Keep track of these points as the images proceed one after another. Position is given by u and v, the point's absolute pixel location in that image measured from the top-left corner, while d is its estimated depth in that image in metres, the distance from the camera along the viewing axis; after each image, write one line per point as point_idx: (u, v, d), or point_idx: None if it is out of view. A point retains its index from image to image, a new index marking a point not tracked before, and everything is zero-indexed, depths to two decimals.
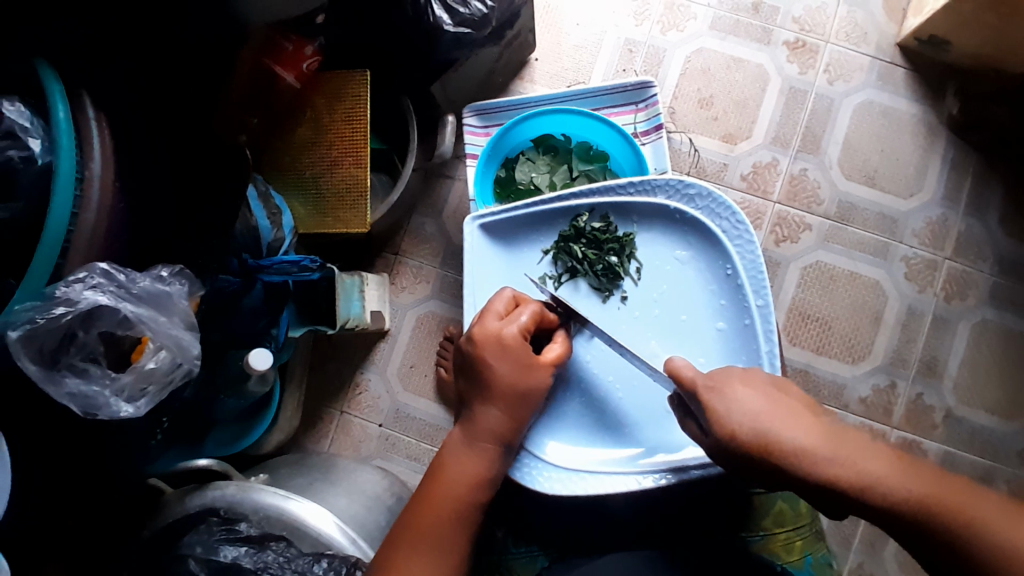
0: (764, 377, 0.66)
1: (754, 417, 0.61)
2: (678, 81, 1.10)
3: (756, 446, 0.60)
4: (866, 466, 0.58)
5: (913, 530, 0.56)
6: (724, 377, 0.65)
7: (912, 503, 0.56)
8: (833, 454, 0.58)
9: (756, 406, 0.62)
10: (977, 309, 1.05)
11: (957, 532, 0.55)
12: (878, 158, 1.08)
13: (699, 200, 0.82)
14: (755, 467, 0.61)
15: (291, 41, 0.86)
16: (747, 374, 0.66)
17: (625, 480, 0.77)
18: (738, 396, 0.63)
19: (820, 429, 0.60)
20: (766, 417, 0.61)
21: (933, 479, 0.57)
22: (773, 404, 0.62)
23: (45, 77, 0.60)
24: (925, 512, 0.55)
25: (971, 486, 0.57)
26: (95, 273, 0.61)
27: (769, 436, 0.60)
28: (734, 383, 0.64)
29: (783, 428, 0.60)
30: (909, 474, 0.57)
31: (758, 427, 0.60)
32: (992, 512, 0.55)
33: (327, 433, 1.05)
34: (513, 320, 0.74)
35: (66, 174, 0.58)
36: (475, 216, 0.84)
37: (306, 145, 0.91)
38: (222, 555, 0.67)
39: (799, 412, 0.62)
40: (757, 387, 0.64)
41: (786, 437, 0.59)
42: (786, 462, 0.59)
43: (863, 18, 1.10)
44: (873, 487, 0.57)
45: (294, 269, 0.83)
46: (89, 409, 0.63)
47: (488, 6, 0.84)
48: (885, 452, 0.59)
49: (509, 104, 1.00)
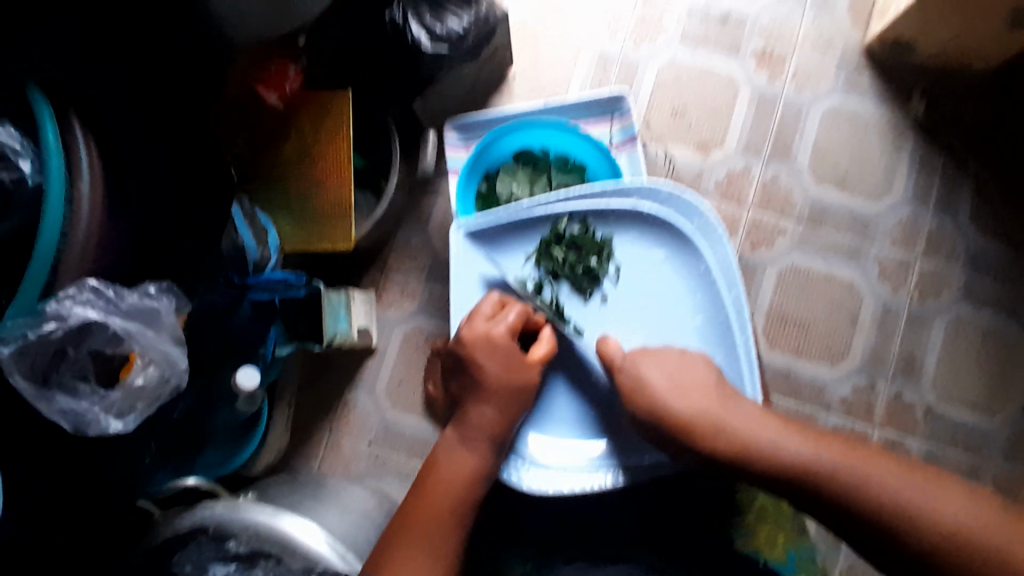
0: (678, 357, 0.79)
1: (655, 388, 0.75)
2: (653, 93, 1.13)
3: (657, 415, 0.74)
4: (752, 429, 0.69)
5: (801, 488, 0.65)
6: (638, 358, 0.79)
7: (798, 462, 0.65)
8: (722, 419, 0.71)
9: (657, 380, 0.76)
10: (951, 305, 1.08)
11: (842, 487, 0.63)
12: (848, 161, 1.11)
13: (670, 202, 0.85)
14: (659, 432, 0.74)
15: (275, 62, 0.87)
16: (662, 356, 0.79)
17: (600, 478, 0.82)
18: (645, 374, 0.77)
19: (711, 397, 0.73)
20: (667, 392, 0.74)
21: (812, 439, 0.67)
22: (675, 380, 0.75)
23: (35, 101, 0.62)
24: (810, 469, 0.64)
25: (856, 448, 0.65)
26: (85, 289, 0.61)
27: (666, 406, 0.73)
28: (645, 364, 0.78)
29: (679, 398, 0.73)
30: (797, 438, 0.67)
31: (658, 398, 0.74)
32: (873, 467, 0.63)
33: (315, 452, 1.05)
34: (500, 320, 0.78)
35: (56, 196, 0.59)
36: (460, 223, 0.87)
37: (291, 163, 0.92)
38: (211, 572, 0.71)
39: (700, 386, 0.75)
40: (665, 367, 0.77)
41: (683, 408, 0.73)
42: (684, 429, 0.72)
43: (828, 27, 1.14)
44: (759, 447, 0.68)
45: (281, 286, 0.86)
46: (79, 425, 0.64)
47: (463, 24, 0.91)
48: (777, 421, 0.70)
49: (488, 120, 1.02)
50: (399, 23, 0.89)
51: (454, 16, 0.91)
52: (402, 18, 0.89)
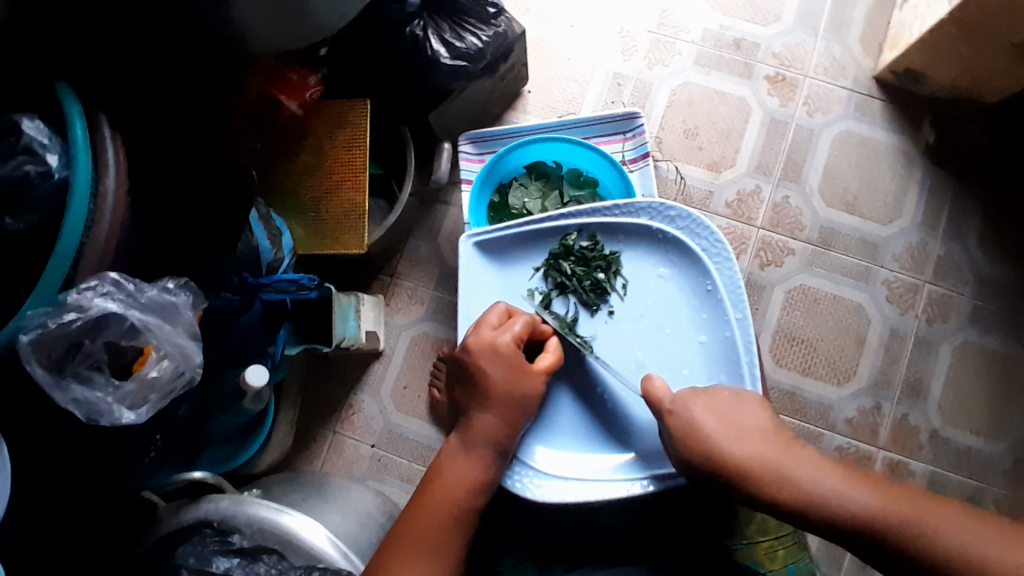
0: (727, 395, 0.75)
1: (711, 436, 0.70)
2: (666, 113, 1.14)
3: (711, 462, 0.70)
4: (817, 481, 0.66)
5: (869, 541, 0.63)
6: (688, 397, 0.75)
7: (866, 515, 0.63)
8: (784, 471, 0.67)
9: (712, 425, 0.71)
10: (959, 331, 1.08)
11: (913, 542, 0.61)
12: (857, 185, 1.12)
13: (680, 221, 0.87)
14: (716, 482, 0.70)
15: (294, 72, 0.88)
16: (711, 395, 0.75)
17: (614, 488, 0.80)
18: (697, 416, 0.72)
19: (769, 445, 0.69)
20: (723, 437, 0.70)
21: (880, 490, 0.64)
22: (730, 423, 0.71)
23: (65, 100, 0.64)
24: (878, 522, 0.62)
25: (926, 499, 0.63)
26: (106, 282, 0.63)
27: (724, 455, 0.69)
28: (696, 404, 0.74)
29: (736, 446, 0.69)
30: (863, 489, 0.64)
31: (715, 446, 0.70)
32: (949, 521, 0.61)
33: (320, 453, 1.06)
34: (506, 329, 0.79)
35: (82, 189, 0.61)
36: (469, 234, 0.88)
37: (307, 171, 0.95)
38: (216, 565, 0.68)
39: (755, 432, 0.70)
40: (716, 408, 0.73)
41: (742, 456, 0.68)
42: (742, 478, 0.68)
43: (841, 53, 1.15)
44: (825, 499, 0.64)
45: (292, 288, 0.86)
46: (92, 414, 0.65)
47: (482, 40, 0.91)
48: (841, 470, 0.66)
49: (503, 133, 1.04)
50: (419, 36, 0.89)
51: (474, 32, 0.91)
52: (422, 31, 0.89)
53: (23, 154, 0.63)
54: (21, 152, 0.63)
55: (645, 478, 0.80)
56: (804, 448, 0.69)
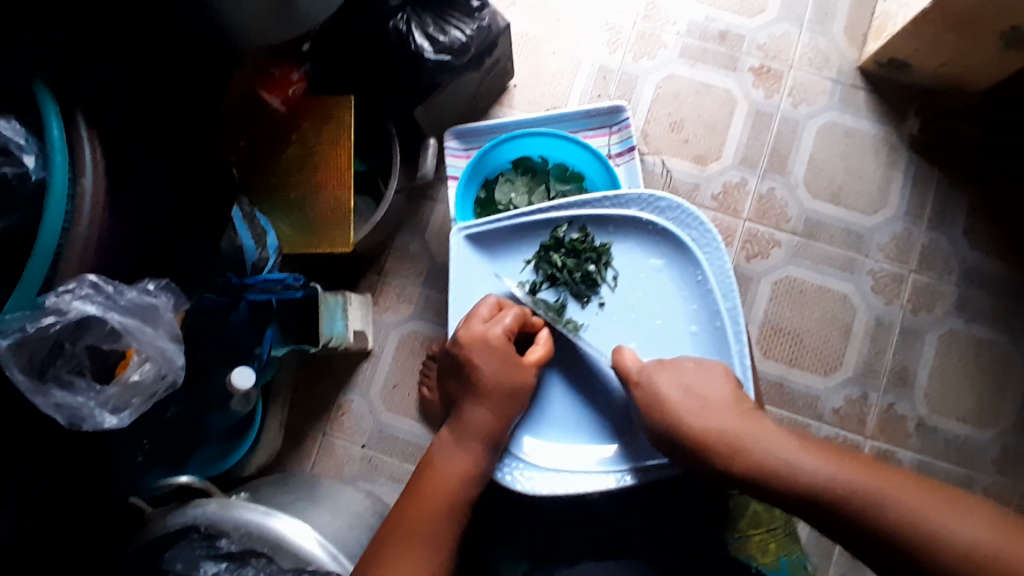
0: (694, 368, 0.76)
1: (671, 405, 0.73)
2: (651, 106, 1.14)
3: (673, 431, 0.72)
4: (771, 447, 0.67)
5: (818, 507, 0.63)
6: (655, 371, 0.77)
7: (817, 482, 0.63)
8: (739, 438, 0.68)
9: (674, 395, 0.73)
10: (944, 319, 1.09)
11: (862, 507, 0.61)
12: (843, 176, 1.13)
13: (669, 212, 0.86)
14: (677, 450, 0.72)
15: (278, 67, 0.89)
16: (677, 367, 0.77)
17: (601, 480, 0.80)
18: (661, 388, 0.75)
19: (729, 414, 0.71)
20: (685, 404, 0.72)
21: (834, 459, 0.64)
22: (693, 392, 0.73)
23: (42, 98, 0.62)
24: (830, 488, 0.62)
25: (880, 468, 0.63)
26: (85, 285, 0.62)
27: (684, 423, 0.71)
28: (661, 375, 0.76)
29: (696, 415, 0.71)
30: (816, 457, 0.65)
31: (675, 415, 0.72)
32: (897, 489, 0.61)
33: (308, 455, 1.05)
34: (497, 322, 0.78)
35: (59, 192, 0.60)
36: (460, 226, 0.87)
37: (295, 167, 0.93)
38: (201, 571, 0.67)
39: (716, 401, 0.72)
40: (681, 380, 0.75)
41: (700, 424, 0.70)
42: (701, 444, 0.70)
43: (825, 44, 1.16)
44: (780, 466, 0.65)
45: (279, 288, 0.86)
46: (73, 419, 0.64)
47: (467, 34, 0.90)
48: (797, 439, 0.67)
49: (489, 127, 1.03)
50: (403, 31, 0.88)
51: (458, 26, 0.90)
52: (405, 26, 0.88)
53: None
54: None
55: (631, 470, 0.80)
56: (765, 419, 0.71)
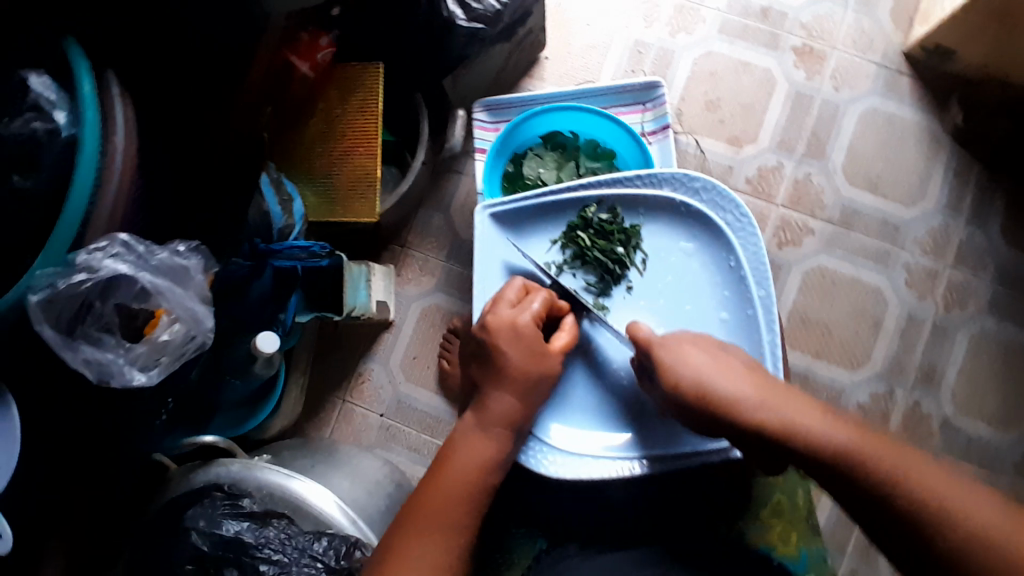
0: (715, 343, 0.76)
1: (695, 369, 0.72)
2: (686, 85, 1.11)
3: (694, 393, 0.71)
4: (795, 413, 0.66)
5: (834, 469, 0.62)
6: (678, 340, 0.76)
7: (839, 447, 0.62)
8: (764, 402, 0.67)
9: (699, 360, 0.72)
10: (976, 317, 1.06)
11: (881, 480, 0.59)
12: (882, 165, 1.09)
13: (704, 193, 0.85)
14: (698, 413, 0.71)
15: (307, 31, 0.87)
16: (698, 339, 0.76)
17: (613, 466, 0.81)
18: (685, 353, 0.74)
19: (753, 383, 0.70)
20: (709, 369, 0.71)
21: (859, 431, 0.63)
22: (718, 363, 0.72)
23: (72, 54, 0.62)
24: (851, 455, 0.61)
25: (904, 445, 0.61)
26: (116, 244, 0.63)
27: (710, 387, 0.70)
28: (684, 347, 0.74)
29: (720, 381, 0.70)
30: (841, 427, 0.63)
31: (698, 378, 0.71)
32: (917, 469, 0.59)
33: (328, 421, 1.06)
34: (526, 308, 0.78)
35: (91, 144, 0.60)
36: (485, 205, 0.86)
37: (320, 136, 0.93)
38: (225, 528, 0.68)
39: (740, 369, 0.71)
40: (706, 349, 0.74)
41: (724, 389, 0.69)
42: (721, 408, 0.69)
43: (871, 26, 1.12)
44: (801, 433, 0.64)
45: (303, 255, 0.82)
46: (103, 376, 0.65)
47: (501, 2, 0.88)
48: (821, 409, 0.66)
49: (519, 100, 1.02)
50: None
51: None
52: None
53: (31, 110, 0.62)
54: (30, 108, 0.62)
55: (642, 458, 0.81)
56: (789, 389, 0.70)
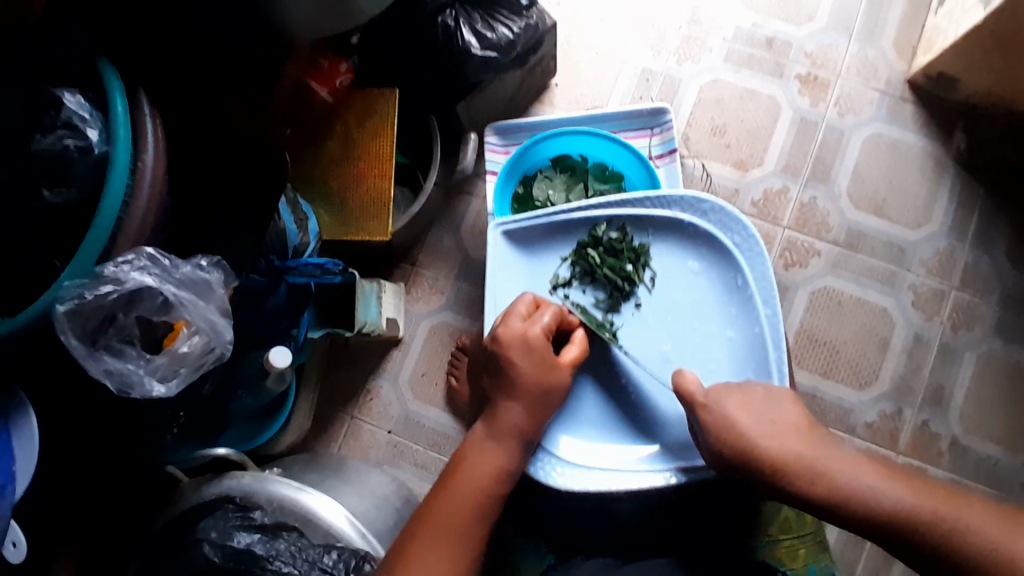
0: (759, 392, 0.74)
1: (747, 432, 0.69)
2: (692, 111, 1.14)
3: (748, 460, 0.69)
4: (856, 478, 0.65)
5: (902, 533, 0.63)
6: (723, 393, 0.74)
7: (903, 512, 0.63)
8: (821, 467, 0.66)
9: (748, 421, 0.70)
10: (983, 340, 1.06)
11: (951, 540, 0.61)
12: (886, 189, 1.11)
13: (712, 215, 0.86)
14: (753, 479, 0.69)
15: (327, 58, 0.90)
16: (744, 391, 0.74)
17: (640, 478, 0.79)
18: (732, 412, 0.72)
19: (806, 444, 0.68)
20: (758, 430, 0.69)
21: (918, 488, 0.64)
22: (765, 419, 0.71)
23: (107, 75, 0.65)
24: (911, 520, 0.63)
25: (961, 497, 0.64)
26: (143, 256, 0.65)
27: (764, 453, 0.68)
28: (729, 402, 0.73)
29: (773, 444, 0.68)
30: (901, 488, 0.64)
31: (751, 443, 0.69)
32: (983, 523, 0.61)
33: (337, 437, 1.07)
34: (536, 321, 0.79)
35: (122, 164, 0.62)
36: (498, 222, 0.89)
37: (336, 158, 0.95)
38: (236, 540, 0.69)
39: (788, 427, 0.70)
40: (751, 403, 0.73)
41: (780, 453, 0.68)
42: (779, 475, 0.67)
43: (874, 55, 1.14)
44: (864, 500, 0.64)
45: (318, 272, 0.86)
46: (123, 387, 0.67)
47: (514, 31, 0.92)
48: (876, 466, 0.66)
49: (529, 124, 1.04)
50: (451, 26, 0.89)
51: (505, 23, 0.92)
52: (453, 21, 0.90)
53: (63, 128, 0.64)
54: (62, 125, 0.64)
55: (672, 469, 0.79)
56: (839, 445, 0.69)
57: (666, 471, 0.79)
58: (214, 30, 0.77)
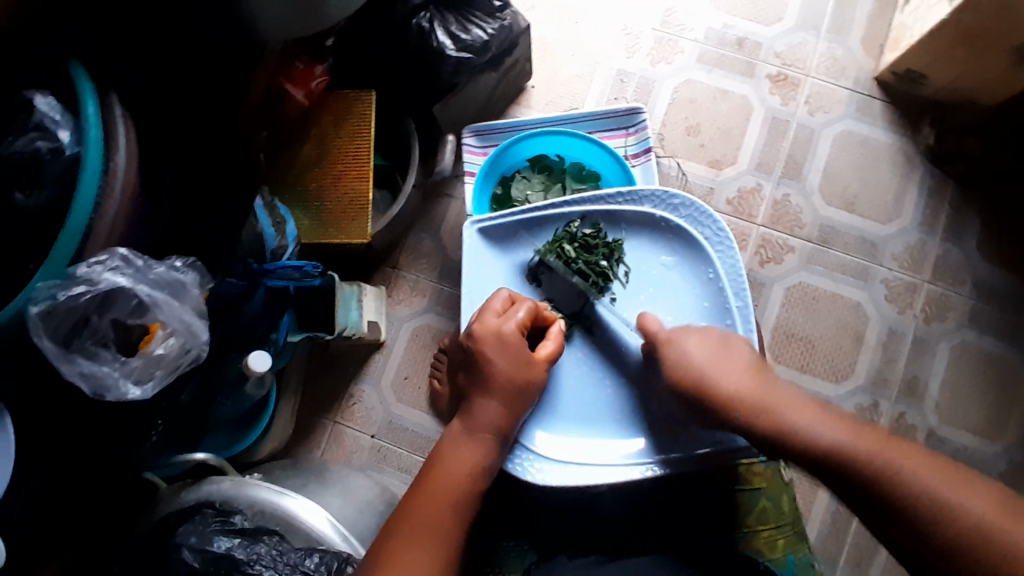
0: (720, 334, 0.79)
1: (698, 363, 0.75)
2: (667, 110, 1.15)
3: (697, 387, 0.75)
4: (790, 409, 0.69)
5: (824, 462, 0.65)
6: (683, 332, 0.80)
7: (829, 441, 0.65)
8: (760, 396, 0.71)
9: (702, 354, 0.76)
10: (956, 330, 1.09)
11: (867, 471, 0.63)
12: (858, 185, 1.13)
13: (683, 209, 0.88)
14: (699, 405, 0.75)
15: (301, 61, 0.89)
16: (705, 332, 0.79)
17: (619, 471, 0.82)
18: (689, 347, 0.77)
19: (753, 377, 0.73)
20: (714, 366, 0.75)
21: (851, 427, 0.67)
22: (718, 356, 0.76)
23: (77, 75, 0.65)
24: (837, 451, 0.65)
25: (896, 441, 0.65)
26: (116, 257, 0.64)
27: (710, 380, 0.74)
28: (687, 339, 0.78)
29: (720, 373, 0.74)
30: (832, 424, 0.67)
31: (699, 370, 0.75)
32: (906, 462, 0.62)
33: (319, 443, 1.06)
34: (510, 317, 0.79)
35: (93, 165, 0.61)
36: (473, 219, 0.89)
37: (313, 159, 0.95)
38: (216, 545, 0.69)
39: (740, 362, 0.75)
40: (709, 343, 0.78)
41: (726, 384, 0.73)
42: (721, 401, 0.73)
43: (843, 54, 1.17)
44: (793, 428, 0.68)
45: (297, 275, 0.84)
46: (98, 389, 0.67)
47: (488, 33, 0.93)
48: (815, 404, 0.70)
49: (506, 125, 1.05)
50: (425, 29, 0.90)
51: (479, 25, 0.93)
52: (428, 24, 0.91)
53: (35, 130, 0.64)
54: (33, 127, 0.64)
55: (655, 462, 0.82)
56: (786, 384, 0.73)
57: (643, 465, 0.82)
58: (213, 30, 0.75)
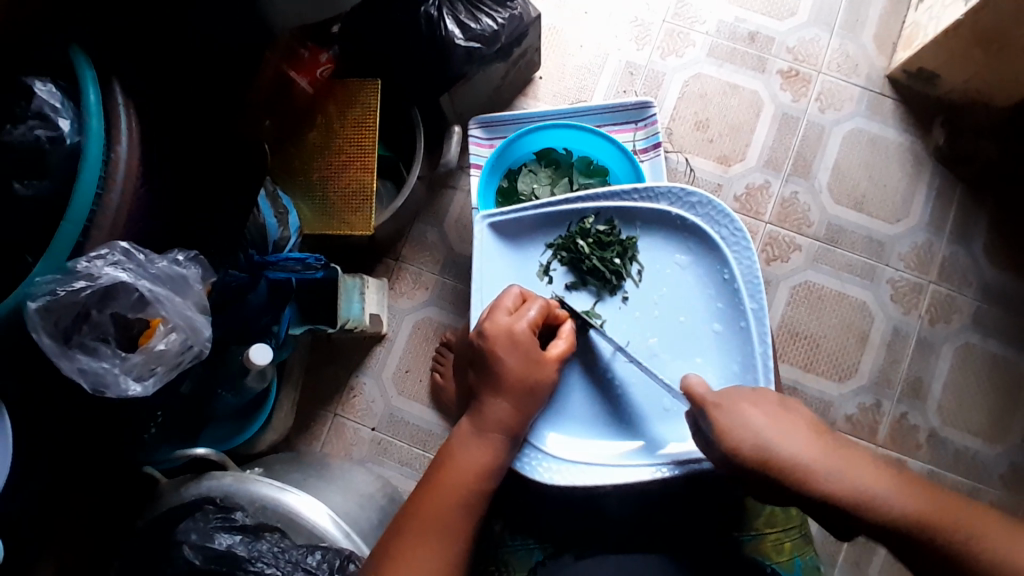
0: (771, 396, 0.70)
1: (761, 434, 0.65)
2: (676, 104, 1.14)
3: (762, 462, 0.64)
4: (871, 483, 0.61)
5: (914, 542, 0.59)
6: (734, 396, 0.70)
7: (918, 520, 0.59)
8: (836, 470, 0.62)
9: (762, 422, 0.66)
10: (961, 332, 1.08)
11: (957, 550, 0.58)
12: (866, 184, 1.12)
13: (699, 208, 0.86)
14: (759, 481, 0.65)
15: (307, 49, 0.90)
16: (755, 394, 0.70)
17: (635, 472, 0.79)
18: (747, 415, 0.67)
19: (821, 446, 0.64)
20: (775, 438, 0.65)
21: (937, 498, 0.60)
22: (778, 422, 0.67)
23: (78, 63, 0.63)
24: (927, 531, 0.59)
25: (980, 510, 0.60)
26: (116, 251, 0.63)
27: (779, 454, 0.64)
28: (743, 404, 0.68)
29: (787, 444, 0.64)
30: (917, 496, 0.60)
31: (765, 442, 0.65)
32: (999, 539, 0.57)
33: (319, 434, 1.05)
34: (522, 315, 0.78)
35: (94, 154, 0.60)
36: (484, 214, 0.87)
37: (318, 149, 0.93)
38: (217, 542, 0.67)
39: (804, 429, 0.66)
40: (764, 406, 0.68)
41: (796, 457, 0.64)
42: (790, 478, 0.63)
43: (855, 50, 1.15)
44: (875, 505, 0.60)
45: (298, 267, 0.82)
46: (97, 386, 0.66)
47: (497, 22, 0.90)
48: (893, 473, 0.62)
49: (513, 117, 1.03)
50: (434, 16, 0.88)
51: (489, 14, 0.90)
52: (436, 11, 0.88)
53: (34, 118, 0.61)
54: (33, 115, 0.62)
55: (669, 463, 0.79)
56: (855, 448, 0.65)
57: (658, 465, 0.80)
58: (213, 29, 0.78)
